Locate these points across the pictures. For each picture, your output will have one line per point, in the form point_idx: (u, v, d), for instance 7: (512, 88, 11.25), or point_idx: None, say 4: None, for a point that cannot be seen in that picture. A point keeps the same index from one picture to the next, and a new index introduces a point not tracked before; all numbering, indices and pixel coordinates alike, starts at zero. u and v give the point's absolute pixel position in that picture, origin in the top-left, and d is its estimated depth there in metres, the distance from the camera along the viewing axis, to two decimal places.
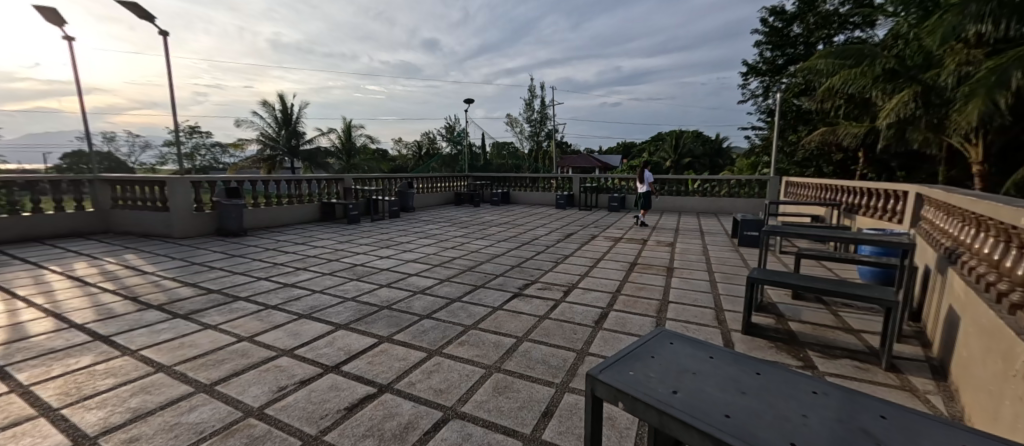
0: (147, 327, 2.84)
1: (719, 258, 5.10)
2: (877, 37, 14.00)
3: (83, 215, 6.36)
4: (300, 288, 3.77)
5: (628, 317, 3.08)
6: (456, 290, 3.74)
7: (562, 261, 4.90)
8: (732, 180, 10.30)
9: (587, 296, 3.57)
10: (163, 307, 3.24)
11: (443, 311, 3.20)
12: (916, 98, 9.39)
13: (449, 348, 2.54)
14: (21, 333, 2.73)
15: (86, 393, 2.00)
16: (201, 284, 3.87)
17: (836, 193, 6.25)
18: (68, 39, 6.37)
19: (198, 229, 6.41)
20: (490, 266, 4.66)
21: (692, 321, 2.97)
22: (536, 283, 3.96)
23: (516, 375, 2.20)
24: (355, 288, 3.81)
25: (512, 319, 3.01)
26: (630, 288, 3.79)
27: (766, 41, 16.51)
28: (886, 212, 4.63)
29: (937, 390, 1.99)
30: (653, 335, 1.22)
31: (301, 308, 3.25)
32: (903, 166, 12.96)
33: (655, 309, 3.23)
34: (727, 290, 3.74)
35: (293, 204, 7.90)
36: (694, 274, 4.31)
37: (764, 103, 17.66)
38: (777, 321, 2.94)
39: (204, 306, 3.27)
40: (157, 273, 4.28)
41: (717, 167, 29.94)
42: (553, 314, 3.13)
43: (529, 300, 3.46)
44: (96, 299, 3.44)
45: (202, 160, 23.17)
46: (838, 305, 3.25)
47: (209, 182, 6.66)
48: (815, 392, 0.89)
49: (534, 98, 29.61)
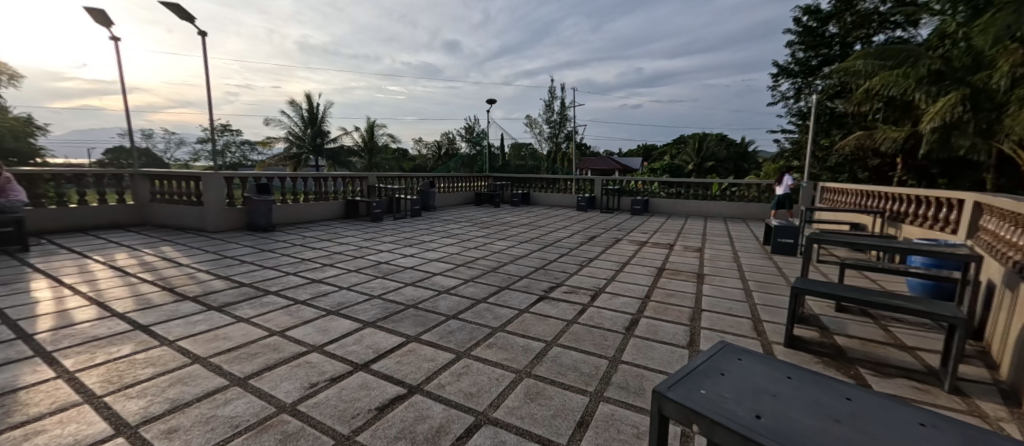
0: (183, 318, 2.90)
1: (752, 266, 4.90)
2: (921, 36, 13.33)
3: (122, 208, 6.63)
4: (327, 284, 3.81)
5: (660, 325, 2.97)
6: (481, 291, 3.70)
7: (587, 264, 4.82)
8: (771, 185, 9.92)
9: (615, 301, 3.47)
10: (197, 299, 3.32)
11: (469, 312, 3.16)
12: (963, 101, 8.93)
13: (477, 350, 2.49)
14: (67, 320, 2.84)
15: (127, 381, 2.05)
16: (232, 277, 3.96)
17: (878, 200, 5.93)
18: (114, 40, 6.67)
19: (228, 224, 6.59)
20: (514, 267, 4.62)
21: (728, 332, 2.85)
22: (562, 286, 3.88)
23: (548, 381, 2.14)
24: (380, 286, 3.82)
25: (540, 323, 2.95)
26: (659, 294, 3.67)
27: (798, 41, 15.95)
28: (936, 222, 4.36)
29: (1011, 417, 1.83)
30: (719, 349, 1.15)
31: (329, 304, 3.27)
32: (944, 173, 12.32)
33: (687, 317, 3.12)
34: (763, 300, 3.57)
35: (318, 201, 8.05)
36: (725, 281, 4.17)
37: (795, 105, 17.10)
38: (821, 335, 2.81)
39: (236, 298, 3.34)
40: (191, 265, 4.40)
41: (742, 171, 29.12)
42: (581, 319, 3.05)
43: (555, 304, 3.38)
44: (135, 289, 3.55)
45: (232, 157, 24.39)
46: (887, 319, 3.07)
47: (240, 178, 6.85)
48: (924, 426, 0.79)
49: (554, 99, 29.57)
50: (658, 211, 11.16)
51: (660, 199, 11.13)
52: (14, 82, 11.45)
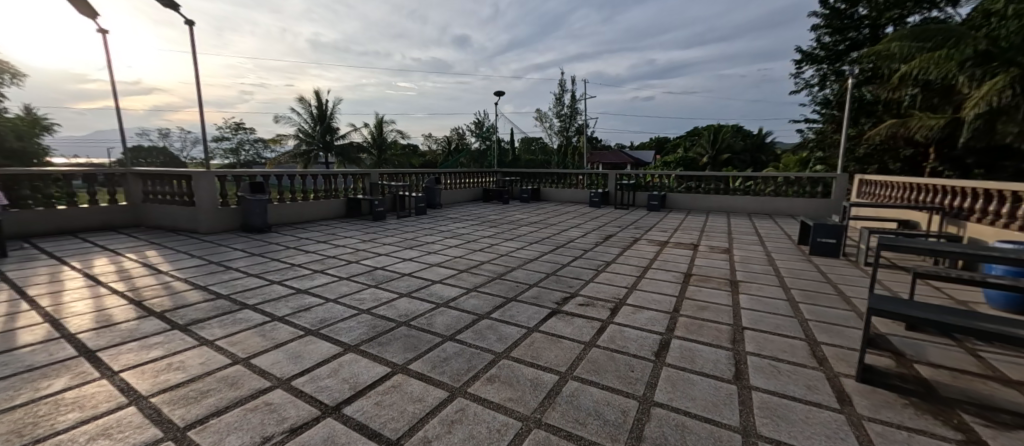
0: (139, 340, 2.51)
1: (792, 271, 4.33)
2: (961, 16, 12.41)
3: (115, 208, 6.35)
4: (313, 296, 3.39)
5: (697, 349, 2.48)
6: (484, 303, 3.25)
7: (604, 269, 4.33)
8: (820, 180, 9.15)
9: (639, 317, 2.98)
10: (163, 315, 2.93)
11: (469, 331, 2.72)
12: (1014, 84, 8.13)
13: (476, 386, 2.04)
14: (9, 342, 2.47)
15: (39, 433, 1.65)
16: (210, 288, 3.57)
17: (931, 194, 5.33)
18: (101, 32, 6.40)
19: (222, 225, 6.26)
20: (522, 273, 4.13)
21: (782, 359, 2.34)
22: (577, 297, 3.40)
23: (563, 435, 1.67)
24: (371, 297, 3.39)
25: (552, 347, 2.49)
26: (690, 308, 3.17)
27: (824, 24, 15.13)
28: (1014, 221, 3.87)
29: None
30: None
31: (309, 322, 2.85)
32: (981, 163, 11.49)
33: (728, 338, 2.62)
34: (815, 315, 3.05)
35: (319, 199, 7.70)
36: (764, 290, 3.64)
37: (820, 93, 16.29)
38: (898, 363, 2.31)
39: (207, 315, 2.94)
40: (171, 272, 4.04)
41: (760, 164, 28.17)
42: (601, 341, 2.58)
43: (569, 320, 2.92)
44: (100, 302, 3.19)
45: (246, 155, 24.92)
46: (975, 342, 2.55)
47: (234, 176, 6.52)
48: None
49: (564, 92, 29.05)
50: (676, 206, 10.60)
51: (679, 194, 10.57)
52: (18, 80, 11.33)
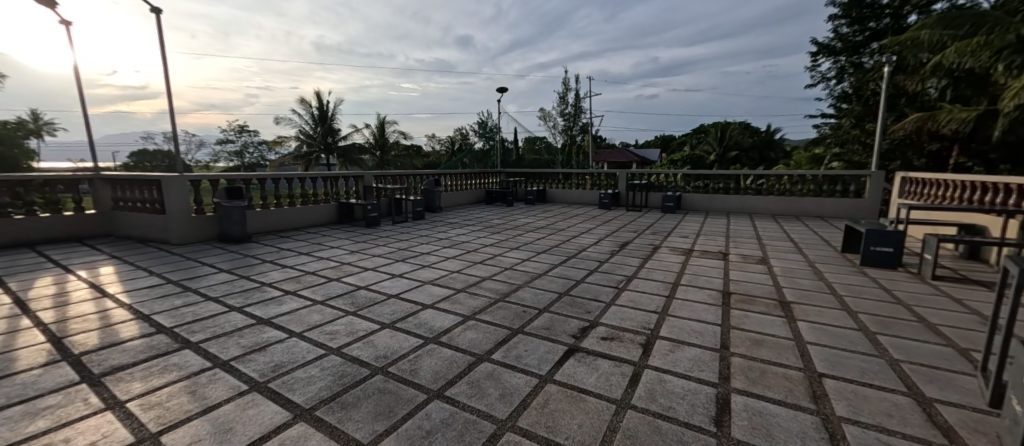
0: (27, 403, 1.90)
1: (849, 287, 3.65)
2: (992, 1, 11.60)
3: (81, 217, 5.80)
4: (276, 328, 2.77)
5: (769, 411, 1.84)
6: (485, 337, 2.63)
7: (626, 286, 3.69)
8: (849, 179, 8.44)
9: (681, 359, 2.33)
10: (79, 361, 2.32)
11: (465, 383, 2.09)
12: None
13: None
14: None
15: None
16: (155, 317, 2.96)
17: (1003, 195, 4.62)
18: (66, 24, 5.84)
19: (197, 234, 5.70)
20: (529, 294, 3.50)
21: (895, 432, 1.69)
22: (598, 328, 2.77)
23: None
24: (348, 329, 2.78)
25: (574, 410, 1.85)
26: (743, 344, 2.52)
27: (842, 14, 14.37)
28: None
29: None
30: None
31: (259, 369, 2.23)
32: (1007, 158, 10.76)
33: (805, 393, 1.98)
34: (906, 353, 2.39)
35: (307, 204, 7.11)
36: (829, 316, 2.97)
37: (837, 87, 15.52)
38: None
39: (134, 360, 2.32)
40: (118, 295, 3.44)
41: (768, 161, 27.24)
42: (636, 399, 1.94)
43: (593, 363, 2.28)
44: (13, 340, 2.59)
45: (250, 157, 24.58)
46: None
47: (211, 181, 5.94)
48: None
49: (569, 90, 28.43)
50: (691, 207, 9.92)
51: (694, 194, 9.90)
52: None
